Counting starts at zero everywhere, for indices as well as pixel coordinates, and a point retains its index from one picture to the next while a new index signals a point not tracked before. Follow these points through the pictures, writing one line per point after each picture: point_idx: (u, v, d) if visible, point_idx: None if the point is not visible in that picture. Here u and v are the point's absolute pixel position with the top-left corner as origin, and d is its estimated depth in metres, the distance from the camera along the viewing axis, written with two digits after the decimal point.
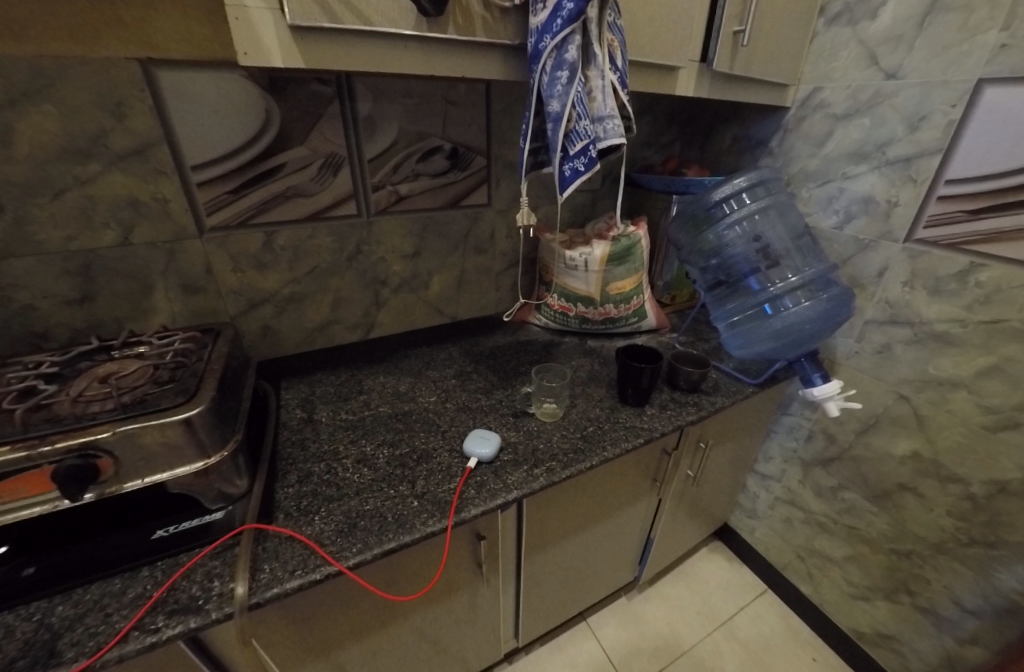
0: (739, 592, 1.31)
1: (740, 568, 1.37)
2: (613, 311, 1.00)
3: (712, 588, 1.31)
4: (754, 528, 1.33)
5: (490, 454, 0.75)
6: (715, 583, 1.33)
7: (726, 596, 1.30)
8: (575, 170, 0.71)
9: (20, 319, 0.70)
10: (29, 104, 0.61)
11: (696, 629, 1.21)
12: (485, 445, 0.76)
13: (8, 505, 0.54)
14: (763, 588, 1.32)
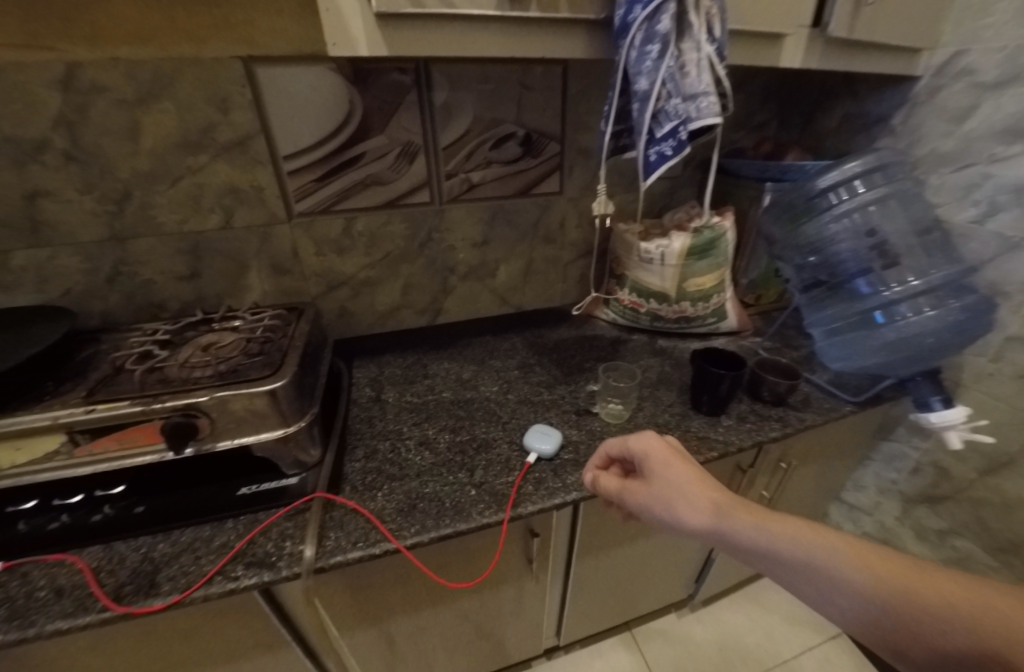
0: (809, 629, 1.17)
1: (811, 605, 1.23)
2: (689, 310, 0.93)
3: (777, 621, 1.19)
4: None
5: (550, 451, 0.74)
6: (781, 616, 1.20)
7: (792, 632, 1.17)
8: (661, 155, 0.67)
9: (143, 291, 0.81)
10: (154, 102, 0.69)
11: (755, 662, 1.11)
12: (548, 443, 0.75)
13: (127, 450, 0.63)
14: (837, 631, 1.17)
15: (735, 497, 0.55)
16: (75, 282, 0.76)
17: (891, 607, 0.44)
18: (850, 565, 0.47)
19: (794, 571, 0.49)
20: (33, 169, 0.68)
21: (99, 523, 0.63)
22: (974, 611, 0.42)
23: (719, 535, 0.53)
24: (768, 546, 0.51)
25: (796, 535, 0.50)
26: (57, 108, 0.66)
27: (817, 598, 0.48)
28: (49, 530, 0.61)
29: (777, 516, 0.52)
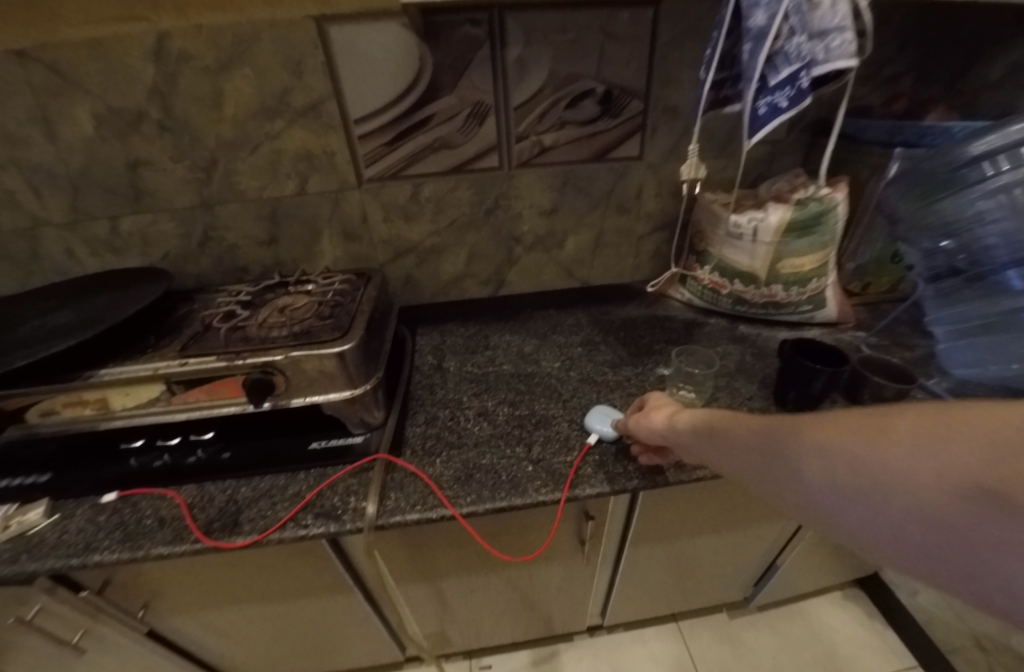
0: (880, 653, 1.08)
1: (884, 631, 1.12)
2: (780, 295, 0.82)
3: (841, 639, 1.10)
4: (917, 592, 1.09)
5: (612, 434, 0.71)
6: (846, 635, 1.11)
7: (859, 653, 1.08)
8: (773, 107, 0.58)
9: (230, 253, 0.86)
10: (235, 68, 0.71)
11: None
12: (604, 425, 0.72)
13: (215, 401, 0.70)
14: (911, 664, 1.06)
15: (716, 411, 0.52)
16: (173, 245, 0.83)
17: (816, 468, 0.36)
18: (780, 431, 0.41)
19: (745, 466, 0.44)
20: (134, 138, 0.73)
21: (194, 464, 0.71)
22: (912, 447, 0.31)
23: (701, 450, 0.52)
24: (726, 441, 0.47)
25: (742, 426, 0.46)
26: (151, 78, 0.69)
27: (771, 485, 0.41)
28: (154, 467, 0.71)
29: (738, 416, 0.48)
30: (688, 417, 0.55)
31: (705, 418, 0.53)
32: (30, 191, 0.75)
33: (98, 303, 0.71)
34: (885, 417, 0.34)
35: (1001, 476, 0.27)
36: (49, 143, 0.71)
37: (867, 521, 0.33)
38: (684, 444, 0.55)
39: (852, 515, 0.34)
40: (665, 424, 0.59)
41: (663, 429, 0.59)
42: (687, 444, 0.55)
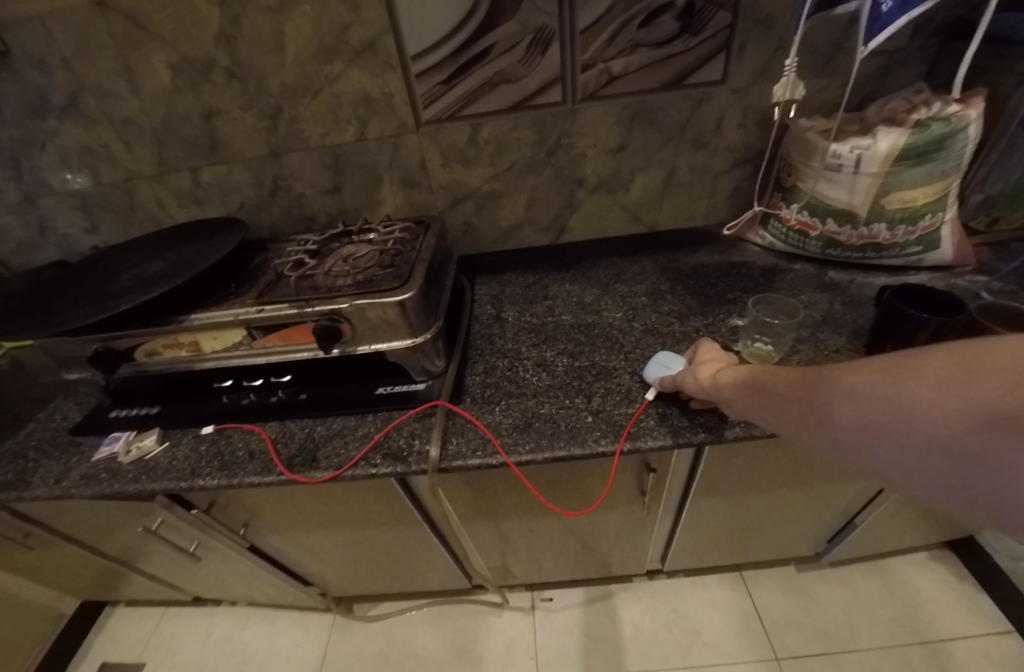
0: (968, 615, 1.01)
1: (977, 592, 1.04)
2: (882, 236, 0.73)
3: (924, 599, 1.05)
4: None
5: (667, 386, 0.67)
6: (931, 595, 1.05)
7: (943, 614, 1.02)
8: (896, 3, 0.52)
9: (297, 203, 0.88)
10: (293, 6, 0.69)
11: (886, 635, 1.01)
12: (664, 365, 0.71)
13: (290, 347, 0.73)
14: (1009, 627, 0.99)
15: (754, 366, 0.55)
16: (247, 195, 0.86)
17: (852, 413, 0.40)
18: (815, 384, 0.44)
19: (786, 420, 0.47)
20: (206, 88, 0.75)
21: (276, 403, 0.77)
22: (939, 384, 0.35)
23: (740, 408, 0.54)
24: (764, 398, 0.50)
25: (780, 381, 0.49)
26: (217, 23, 0.69)
27: (811, 436, 0.44)
28: (242, 404, 0.77)
29: (777, 371, 0.51)
30: (727, 375, 0.58)
31: (742, 376, 0.55)
32: (122, 145, 0.79)
33: (186, 252, 0.75)
34: (907, 359, 0.38)
35: (1013, 403, 0.31)
36: (134, 96, 0.75)
37: (902, 456, 0.37)
38: (723, 402, 0.58)
39: (882, 452, 0.38)
40: (702, 382, 0.61)
41: (704, 385, 0.61)
42: (725, 399, 0.57)
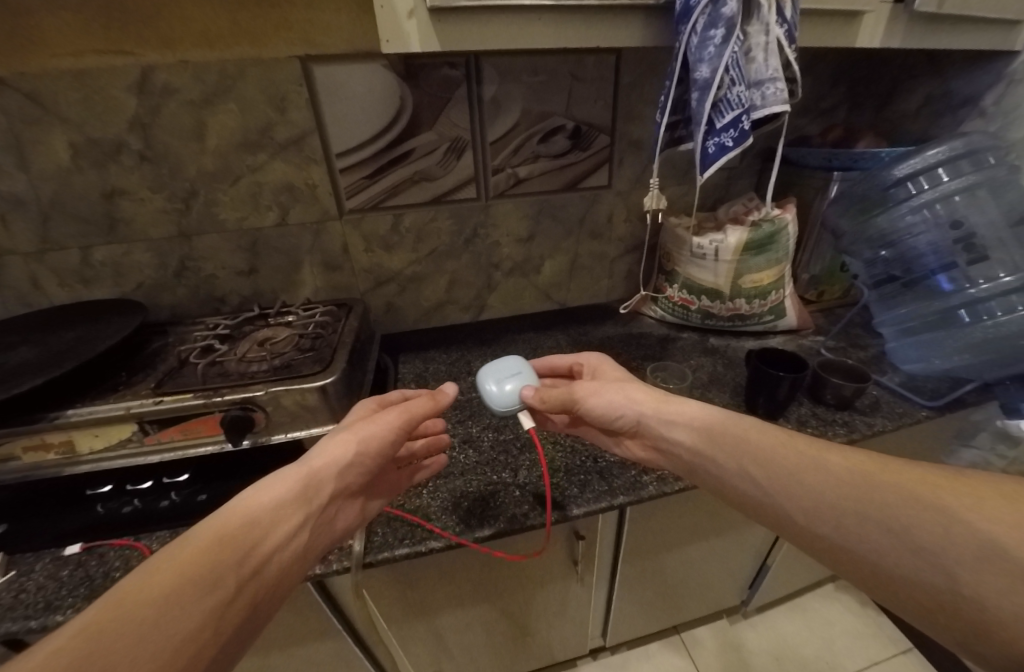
0: (874, 643, 1.11)
1: (877, 617, 1.16)
2: (744, 308, 0.89)
3: (837, 633, 1.13)
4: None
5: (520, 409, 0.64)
6: (842, 627, 1.14)
7: (855, 645, 1.10)
8: (721, 146, 0.62)
9: (206, 285, 0.84)
10: (217, 104, 0.72)
11: None
12: (512, 385, 0.64)
13: (191, 439, 0.65)
14: (907, 646, 1.10)
15: (730, 419, 0.55)
16: (147, 276, 0.81)
17: (953, 536, 0.40)
18: (901, 482, 0.44)
19: (823, 504, 0.46)
20: (112, 169, 0.73)
21: (168, 509, 0.64)
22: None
23: (716, 462, 0.54)
24: (794, 474, 0.48)
25: (821, 462, 0.48)
26: (133, 111, 0.70)
27: (866, 539, 0.43)
28: (123, 514, 0.63)
29: (776, 438, 0.51)
30: (681, 410, 0.58)
31: (732, 430, 0.54)
32: None
33: (68, 337, 0.67)
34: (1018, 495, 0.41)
35: None
36: (23, 171, 0.70)
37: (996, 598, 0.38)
38: (675, 446, 0.58)
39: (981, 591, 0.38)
40: (644, 410, 0.60)
41: (644, 417, 0.60)
42: (677, 443, 0.58)
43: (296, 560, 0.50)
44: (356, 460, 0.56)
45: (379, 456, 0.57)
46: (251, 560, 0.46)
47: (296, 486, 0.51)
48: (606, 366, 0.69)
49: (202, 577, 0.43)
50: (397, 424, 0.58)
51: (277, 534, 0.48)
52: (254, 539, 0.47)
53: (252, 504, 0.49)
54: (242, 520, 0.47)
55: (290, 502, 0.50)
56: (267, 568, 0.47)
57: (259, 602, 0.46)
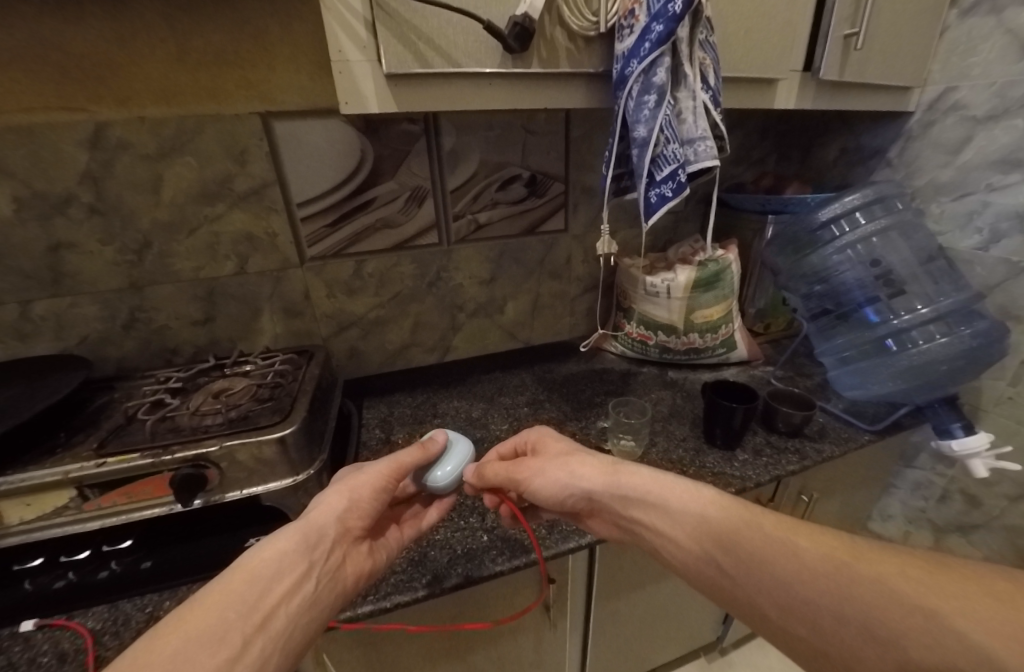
0: None
1: None
2: (698, 342, 0.93)
3: None
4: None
5: (446, 482, 0.62)
6: None
7: None
8: (662, 196, 0.67)
9: (158, 336, 0.82)
10: (175, 157, 0.72)
11: None
12: (453, 467, 0.63)
13: (136, 503, 0.61)
14: None
15: (694, 496, 0.52)
16: (93, 329, 0.78)
17: (947, 653, 0.36)
18: (890, 581, 0.40)
19: (795, 599, 0.42)
20: (59, 222, 0.71)
21: (106, 580, 0.59)
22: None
23: (681, 544, 0.50)
24: (762, 563, 0.45)
25: (791, 547, 0.44)
26: (84, 165, 0.69)
27: (850, 648, 0.40)
28: (55, 590, 0.58)
29: (738, 519, 0.48)
30: (632, 483, 0.56)
31: (691, 508, 0.51)
32: None
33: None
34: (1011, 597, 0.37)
35: None
36: None
37: None
38: (637, 526, 0.55)
39: None
40: (594, 487, 0.58)
41: (595, 492, 0.58)
42: (636, 520, 0.55)
43: (306, 617, 0.46)
44: (357, 506, 0.54)
45: (379, 499, 0.56)
46: (257, 616, 0.43)
47: (299, 537, 0.50)
48: (555, 437, 0.66)
49: (205, 636, 0.41)
50: (387, 470, 0.58)
51: (282, 587, 0.46)
52: (258, 595, 0.45)
53: (255, 561, 0.46)
54: (243, 577, 0.45)
55: (295, 553, 0.48)
56: (274, 625, 0.44)
57: (268, 661, 0.42)
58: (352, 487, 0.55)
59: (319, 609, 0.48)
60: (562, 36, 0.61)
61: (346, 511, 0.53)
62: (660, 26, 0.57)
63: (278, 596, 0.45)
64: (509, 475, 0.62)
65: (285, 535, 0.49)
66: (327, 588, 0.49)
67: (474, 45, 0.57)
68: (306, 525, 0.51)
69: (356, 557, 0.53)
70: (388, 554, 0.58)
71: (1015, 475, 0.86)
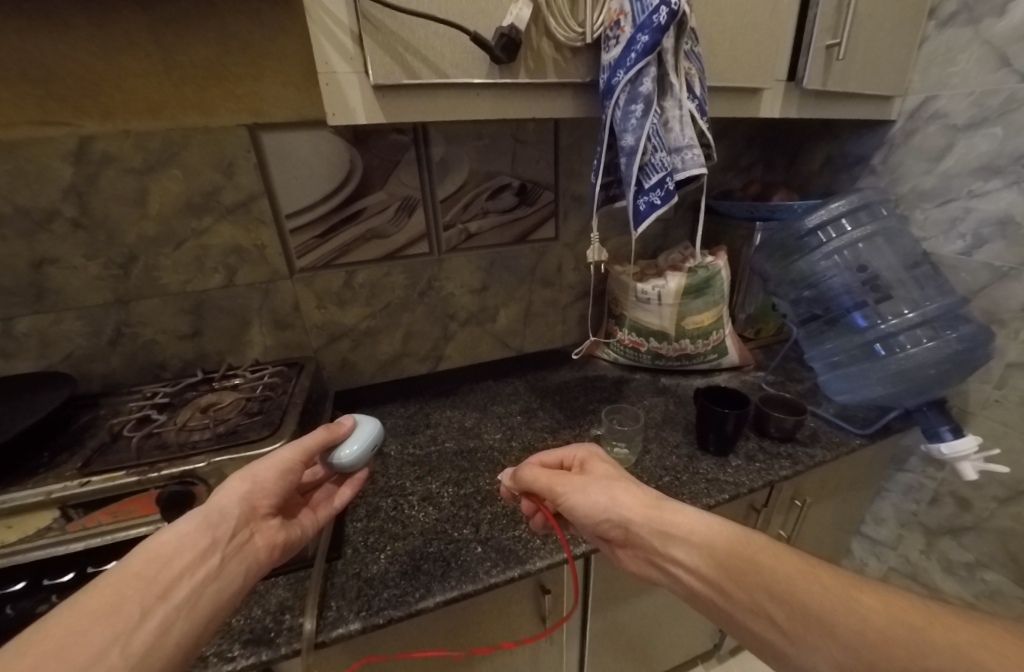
0: None
1: None
2: (689, 348, 0.94)
3: None
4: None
5: (349, 461, 0.60)
6: None
7: None
8: (651, 204, 0.67)
9: (145, 351, 0.81)
10: (161, 170, 0.71)
11: None
12: (359, 446, 0.61)
13: (121, 523, 0.60)
14: None
15: (739, 541, 0.49)
16: (77, 345, 0.77)
17: None
18: (956, 649, 0.38)
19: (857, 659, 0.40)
20: (42, 237, 0.70)
21: None
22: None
23: (723, 589, 0.48)
24: (821, 620, 0.42)
25: (852, 604, 0.43)
26: (68, 179, 0.68)
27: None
28: (39, 613, 0.56)
29: (790, 570, 0.46)
30: (676, 521, 0.52)
31: (741, 552, 0.48)
32: None
33: None
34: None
35: None
36: None
37: None
38: (676, 567, 0.51)
39: None
40: (632, 516, 0.55)
41: (634, 525, 0.54)
42: (675, 560, 0.51)
43: (214, 588, 0.46)
44: (261, 487, 0.53)
45: (285, 480, 0.55)
46: (159, 587, 0.43)
47: (199, 519, 0.49)
48: (606, 458, 0.64)
49: (104, 610, 0.40)
50: (292, 455, 0.56)
51: (184, 562, 0.45)
52: (158, 571, 0.44)
53: (154, 543, 0.46)
54: (144, 559, 0.44)
55: (196, 531, 0.47)
56: (177, 597, 0.44)
57: (173, 628, 0.42)
58: (255, 472, 0.54)
59: (229, 582, 0.48)
60: (550, 47, 0.61)
61: (250, 493, 0.52)
62: (645, 37, 0.58)
63: (179, 569, 0.45)
64: (548, 489, 0.60)
65: (183, 518, 0.47)
66: (235, 562, 0.49)
67: (463, 56, 0.57)
68: (207, 508, 0.50)
69: (265, 533, 0.53)
70: (302, 530, 0.58)
71: (1004, 477, 0.87)
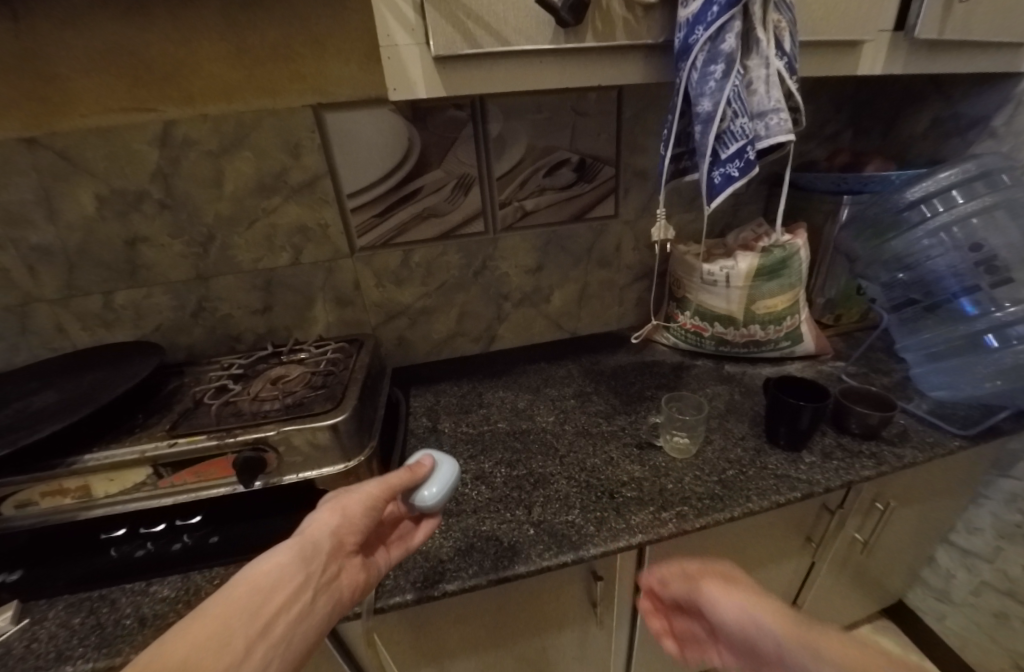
0: None
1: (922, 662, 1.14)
2: (760, 334, 0.87)
3: None
4: (943, 615, 1.10)
5: (432, 501, 0.56)
6: None
7: None
8: (727, 176, 0.62)
9: (223, 324, 0.86)
10: (234, 152, 0.75)
11: None
12: (439, 490, 0.57)
13: (203, 483, 0.65)
14: None
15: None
16: (165, 317, 0.84)
17: None
18: None
19: None
20: (134, 217, 0.76)
21: (180, 552, 0.63)
22: None
23: None
24: None
25: None
26: (155, 162, 0.73)
27: None
28: (137, 558, 0.63)
29: None
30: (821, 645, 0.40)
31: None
32: (25, 270, 0.75)
33: (87, 381, 0.69)
34: None
35: None
36: (51, 223, 0.73)
37: None
38: None
39: None
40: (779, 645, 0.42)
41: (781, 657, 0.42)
42: None
43: (305, 628, 0.45)
44: (351, 520, 0.51)
45: (372, 516, 0.52)
46: (257, 625, 0.42)
47: (296, 550, 0.47)
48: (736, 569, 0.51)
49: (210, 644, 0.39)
50: (378, 490, 0.54)
51: (282, 600, 0.44)
52: (256, 610, 0.43)
53: (253, 572, 0.45)
54: (244, 588, 0.43)
55: (292, 566, 0.46)
56: (275, 634, 0.43)
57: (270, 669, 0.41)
58: (344, 503, 0.52)
59: (319, 621, 0.47)
60: (619, 5, 0.57)
61: (341, 525, 0.50)
62: None
63: (277, 607, 0.44)
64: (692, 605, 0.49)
65: (280, 548, 0.46)
66: (325, 602, 0.48)
67: (523, 20, 0.55)
68: (302, 538, 0.49)
69: (351, 569, 0.51)
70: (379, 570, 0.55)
71: None
